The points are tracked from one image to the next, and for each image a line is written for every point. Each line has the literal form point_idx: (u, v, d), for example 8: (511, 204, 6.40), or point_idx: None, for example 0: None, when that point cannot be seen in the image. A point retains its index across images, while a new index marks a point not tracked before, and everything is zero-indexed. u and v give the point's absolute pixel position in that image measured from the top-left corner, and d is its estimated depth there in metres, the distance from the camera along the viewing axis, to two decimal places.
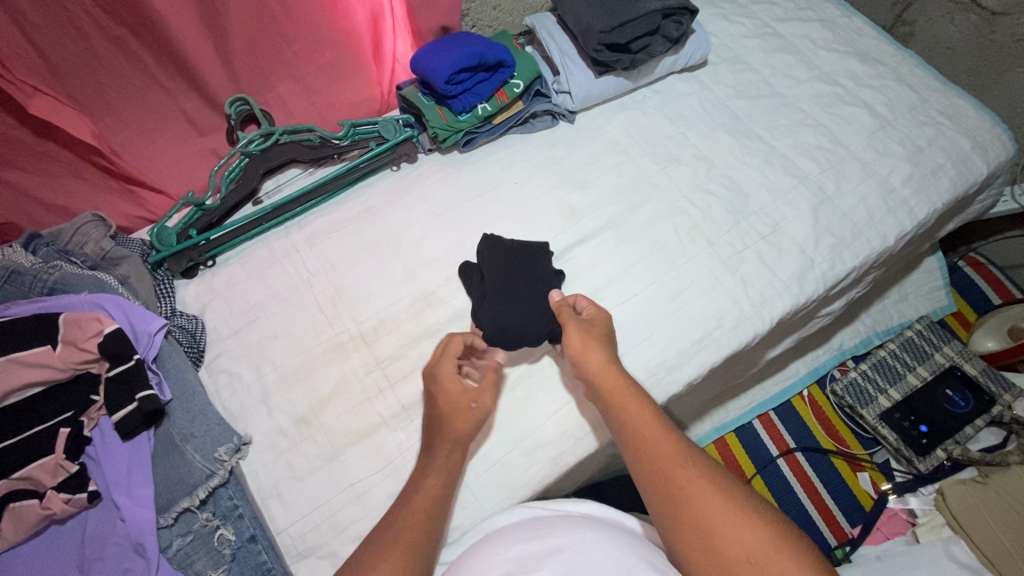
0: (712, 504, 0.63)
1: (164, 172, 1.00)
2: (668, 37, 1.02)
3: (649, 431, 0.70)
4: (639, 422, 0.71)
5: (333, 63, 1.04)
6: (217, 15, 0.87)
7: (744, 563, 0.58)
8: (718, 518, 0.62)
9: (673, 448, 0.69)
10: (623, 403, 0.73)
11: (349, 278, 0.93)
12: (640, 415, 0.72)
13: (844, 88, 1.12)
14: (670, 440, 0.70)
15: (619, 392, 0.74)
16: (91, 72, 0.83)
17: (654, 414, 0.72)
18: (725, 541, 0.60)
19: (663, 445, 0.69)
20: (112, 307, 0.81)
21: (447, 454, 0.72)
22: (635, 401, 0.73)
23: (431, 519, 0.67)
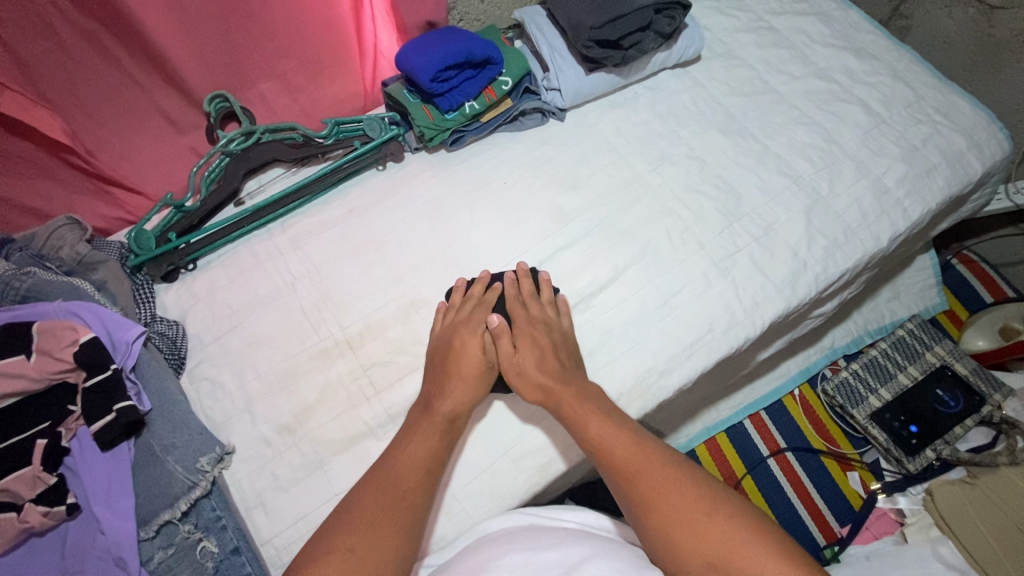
0: (665, 506, 0.64)
1: (142, 172, 0.97)
2: (660, 32, 0.99)
3: (605, 440, 0.71)
4: (595, 432, 0.72)
5: (315, 59, 1.01)
6: (190, 7, 0.83)
7: (700, 562, 0.60)
8: (679, 522, 0.63)
9: (633, 454, 0.70)
10: (577, 415, 0.74)
11: (333, 282, 0.91)
12: (595, 425, 0.72)
13: (840, 85, 1.10)
14: (625, 444, 0.71)
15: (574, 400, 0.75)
16: (62, 69, 0.80)
17: (609, 420, 0.73)
18: (686, 545, 0.61)
19: (620, 453, 0.70)
20: (88, 315, 0.79)
21: (430, 430, 0.74)
22: (588, 410, 0.74)
23: (408, 498, 0.68)
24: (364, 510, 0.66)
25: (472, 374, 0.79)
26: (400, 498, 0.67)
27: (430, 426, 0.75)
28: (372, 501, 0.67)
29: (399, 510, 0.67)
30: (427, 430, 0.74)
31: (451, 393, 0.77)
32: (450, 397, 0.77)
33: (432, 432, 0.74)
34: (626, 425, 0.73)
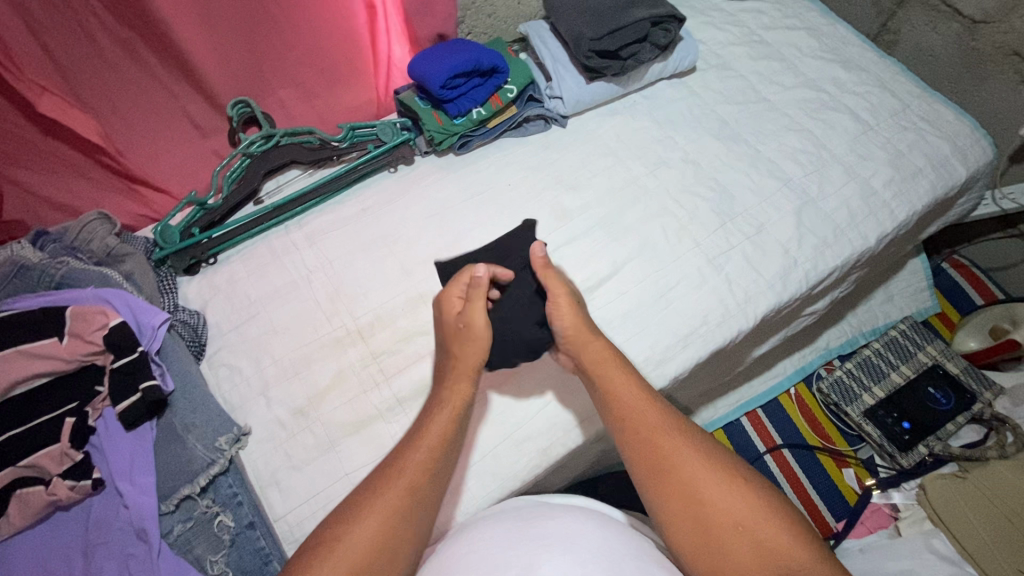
0: (700, 477, 0.66)
1: (167, 172, 1.03)
2: (656, 44, 1.05)
3: (642, 413, 0.71)
4: (627, 401, 0.72)
5: (332, 69, 1.07)
6: (217, 18, 0.90)
7: (734, 530, 0.63)
8: (707, 487, 0.65)
9: (659, 420, 0.70)
10: (611, 383, 0.74)
11: (347, 275, 0.96)
12: (626, 395, 0.73)
13: (829, 94, 1.15)
14: (659, 417, 0.71)
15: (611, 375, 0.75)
16: (99, 75, 0.87)
17: (644, 393, 0.73)
18: (713, 510, 0.64)
19: (650, 419, 0.70)
20: (117, 301, 0.84)
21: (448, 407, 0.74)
22: (622, 379, 0.74)
23: (432, 482, 0.68)
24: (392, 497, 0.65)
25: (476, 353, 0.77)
26: (421, 484, 0.67)
27: (445, 410, 0.74)
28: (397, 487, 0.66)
29: (423, 493, 0.67)
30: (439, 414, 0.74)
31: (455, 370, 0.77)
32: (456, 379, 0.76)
33: (450, 406, 0.74)
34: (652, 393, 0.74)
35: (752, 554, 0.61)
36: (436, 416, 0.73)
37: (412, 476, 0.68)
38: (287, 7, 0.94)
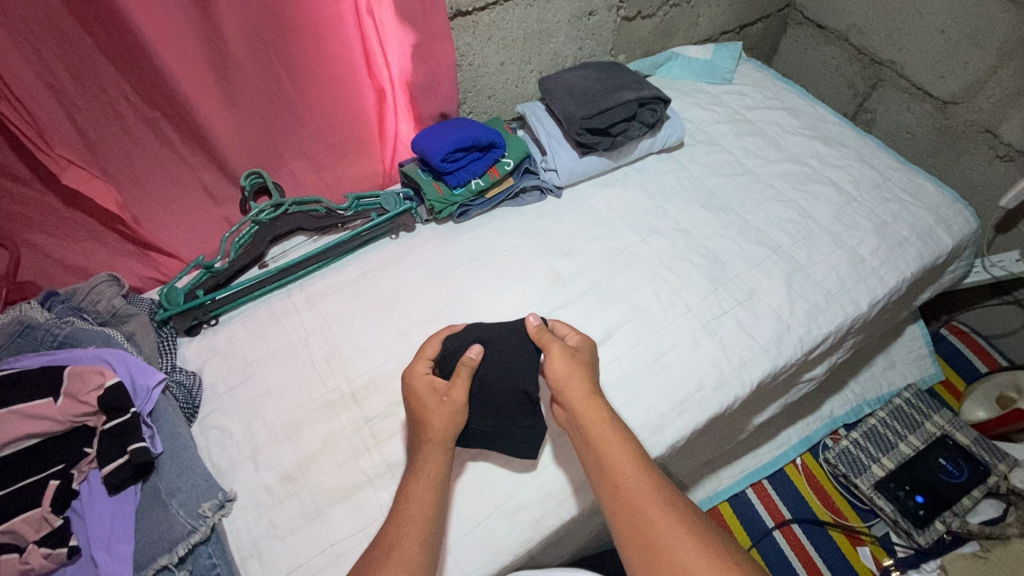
0: (692, 558, 0.61)
1: (178, 238, 1.08)
2: (645, 122, 1.09)
3: (629, 480, 0.69)
4: (614, 465, 0.70)
5: (342, 143, 1.13)
6: (237, 101, 0.98)
7: None
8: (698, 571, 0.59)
9: (649, 491, 0.67)
10: (603, 448, 0.72)
11: (344, 338, 0.97)
12: (615, 455, 0.71)
13: (812, 167, 1.21)
14: (645, 485, 0.68)
15: (601, 430, 0.73)
16: (123, 149, 0.94)
17: (631, 455, 0.71)
18: None
19: (635, 488, 0.68)
20: (115, 360, 0.84)
21: (423, 474, 0.72)
22: (620, 450, 0.72)
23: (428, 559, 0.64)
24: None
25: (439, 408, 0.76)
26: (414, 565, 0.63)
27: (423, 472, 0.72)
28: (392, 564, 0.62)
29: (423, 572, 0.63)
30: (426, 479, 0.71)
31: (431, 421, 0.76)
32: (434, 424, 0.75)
33: (425, 476, 0.72)
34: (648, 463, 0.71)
35: None
36: (412, 487, 0.71)
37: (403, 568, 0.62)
38: (303, 90, 1.02)
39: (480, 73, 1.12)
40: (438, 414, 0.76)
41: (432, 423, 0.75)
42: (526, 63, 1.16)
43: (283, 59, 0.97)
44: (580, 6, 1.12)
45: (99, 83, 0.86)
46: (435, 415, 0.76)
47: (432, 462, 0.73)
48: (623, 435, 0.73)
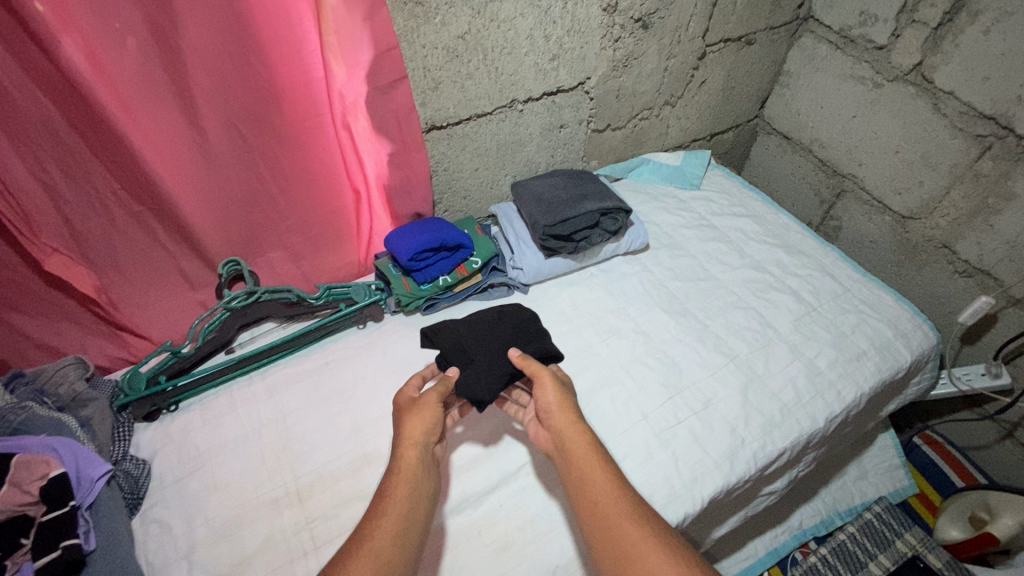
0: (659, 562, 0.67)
1: (151, 320, 1.11)
2: (607, 229, 1.16)
3: (601, 487, 0.77)
4: (588, 470, 0.79)
5: (320, 236, 1.18)
6: (220, 196, 1.04)
7: None
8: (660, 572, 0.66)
9: (614, 494, 0.76)
10: (579, 458, 0.81)
11: (297, 431, 0.98)
12: (589, 464, 0.80)
13: (773, 275, 1.24)
14: (609, 488, 0.77)
15: (582, 441, 0.83)
16: (108, 238, 1.00)
17: (605, 462, 0.80)
18: None
19: (601, 491, 0.77)
20: (64, 449, 0.86)
21: (402, 473, 0.79)
22: (588, 462, 0.80)
23: (401, 551, 0.70)
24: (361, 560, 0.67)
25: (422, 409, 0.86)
26: (380, 549, 0.69)
27: (400, 472, 0.79)
28: (364, 551, 0.69)
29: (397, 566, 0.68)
30: (405, 474, 0.79)
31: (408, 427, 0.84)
32: (410, 429, 0.83)
33: (401, 473, 0.79)
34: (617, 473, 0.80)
35: None
36: (392, 484, 0.77)
37: (381, 556, 0.69)
38: (285, 188, 1.09)
39: (455, 176, 1.19)
40: (415, 413, 0.85)
41: (408, 427, 0.83)
42: (500, 168, 1.23)
43: (267, 161, 1.04)
44: (550, 120, 1.20)
45: (91, 181, 0.93)
46: (415, 414, 0.85)
47: (405, 461, 0.80)
48: (597, 450, 0.82)
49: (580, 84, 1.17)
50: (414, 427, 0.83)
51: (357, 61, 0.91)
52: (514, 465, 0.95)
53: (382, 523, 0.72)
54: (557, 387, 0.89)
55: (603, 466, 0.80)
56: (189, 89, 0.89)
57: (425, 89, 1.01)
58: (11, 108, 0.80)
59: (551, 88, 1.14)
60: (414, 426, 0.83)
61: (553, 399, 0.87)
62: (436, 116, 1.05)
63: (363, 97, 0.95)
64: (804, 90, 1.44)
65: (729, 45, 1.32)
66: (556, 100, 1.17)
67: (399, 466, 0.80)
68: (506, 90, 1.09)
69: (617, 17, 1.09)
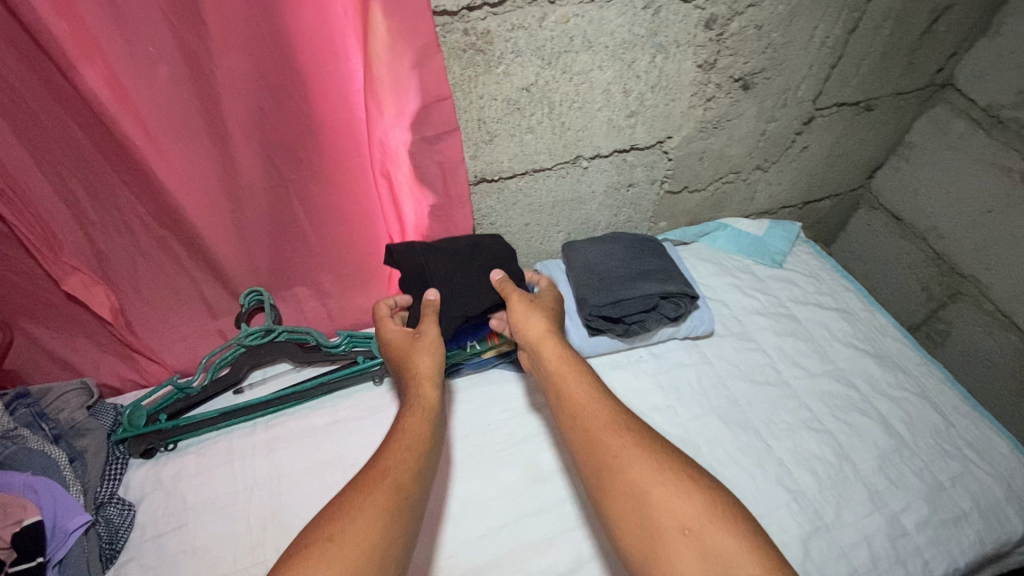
0: (646, 471, 0.70)
1: (167, 344, 1.06)
2: (666, 315, 1.00)
3: (584, 403, 0.80)
4: (569, 385, 0.82)
5: (349, 274, 1.09)
6: (246, 227, 0.96)
7: (679, 531, 0.64)
8: (652, 486, 0.69)
9: (600, 414, 0.78)
10: (558, 370, 0.84)
11: (289, 498, 0.90)
12: (573, 383, 0.82)
13: (860, 392, 1.04)
14: (590, 400, 0.80)
15: (561, 359, 0.86)
16: (129, 259, 0.94)
17: (585, 375, 0.84)
18: (662, 511, 0.66)
19: (584, 404, 0.80)
20: (44, 492, 0.81)
21: (413, 409, 0.81)
22: (568, 377, 0.83)
23: (418, 483, 0.72)
24: (380, 491, 0.68)
25: (424, 339, 0.87)
26: (403, 482, 0.71)
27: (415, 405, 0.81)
28: (384, 483, 0.70)
29: (410, 495, 0.70)
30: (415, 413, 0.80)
31: (417, 359, 0.86)
32: (421, 361, 0.85)
33: (419, 409, 0.81)
34: (601, 387, 0.83)
35: (694, 558, 0.62)
36: (408, 420, 0.79)
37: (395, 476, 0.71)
38: (317, 224, 0.99)
39: (502, 231, 1.06)
40: (421, 350, 0.87)
41: (420, 361, 0.85)
42: (554, 224, 1.10)
43: (301, 197, 0.95)
44: (618, 179, 1.05)
45: (115, 202, 0.87)
46: (421, 351, 0.86)
47: (424, 396, 0.82)
48: (577, 363, 0.85)
49: (660, 143, 1.01)
50: (423, 364, 0.85)
51: (404, 107, 0.79)
52: (529, 501, 0.90)
53: (395, 458, 0.73)
54: (530, 304, 0.91)
55: (585, 381, 0.83)
56: (221, 119, 0.81)
57: (479, 141, 0.89)
58: (36, 127, 0.75)
59: (623, 146, 0.99)
60: (421, 363, 0.85)
61: (528, 316, 0.89)
62: (488, 170, 0.93)
63: (405, 146, 0.83)
64: (928, 167, 1.22)
65: (843, 110, 1.12)
66: (628, 159, 1.02)
67: (411, 401, 0.82)
68: (571, 146, 0.95)
69: (713, 75, 0.93)
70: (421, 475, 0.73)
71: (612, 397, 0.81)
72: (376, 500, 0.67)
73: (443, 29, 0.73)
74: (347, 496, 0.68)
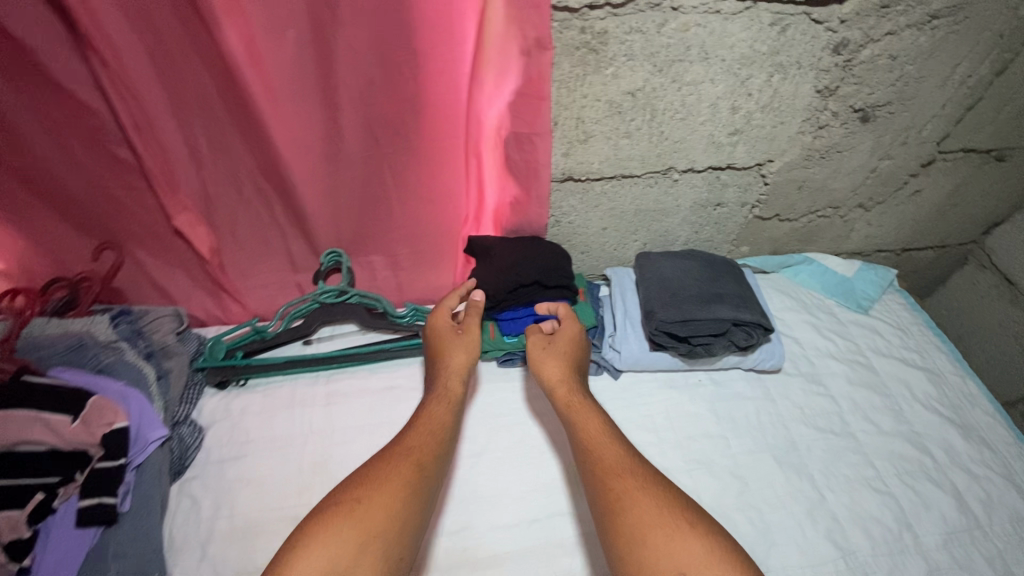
0: (650, 513, 0.71)
1: (250, 289, 1.13)
2: (735, 343, 0.97)
3: (599, 446, 0.81)
4: (592, 431, 0.83)
5: (423, 251, 1.12)
6: (339, 194, 1.01)
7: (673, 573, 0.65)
8: (652, 528, 0.70)
9: (617, 457, 0.79)
10: (578, 415, 0.86)
11: (339, 451, 0.95)
12: (592, 423, 0.84)
13: (934, 461, 0.97)
14: (609, 446, 0.81)
15: (579, 402, 0.88)
16: (231, 207, 1.01)
17: (607, 424, 0.84)
18: (661, 552, 0.67)
19: (603, 450, 0.80)
20: (134, 402, 0.90)
21: (438, 399, 0.88)
22: (584, 411, 0.86)
23: (430, 465, 0.78)
24: (399, 467, 0.76)
25: (453, 338, 0.95)
26: (423, 460, 0.78)
27: (439, 395, 0.89)
28: (404, 461, 0.77)
29: (424, 474, 0.77)
30: (439, 403, 0.87)
31: (448, 355, 0.93)
32: (452, 359, 0.93)
33: (444, 400, 0.88)
34: (619, 435, 0.84)
35: None
36: (432, 407, 0.87)
37: (403, 476, 0.75)
38: (403, 200, 1.03)
39: (578, 232, 1.05)
40: (456, 346, 0.94)
41: (452, 356, 0.93)
42: (632, 233, 1.08)
43: (393, 172, 0.98)
44: (707, 197, 1.02)
45: (229, 152, 0.94)
46: (454, 348, 0.94)
47: (449, 387, 0.90)
48: (599, 411, 0.86)
49: (758, 166, 0.97)
50: (455, 360, 0.92)
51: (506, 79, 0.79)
52: (556, 500, 0.90)
53: (415, 440, 0.81)
54: (551, 350, 0.94)
55: (600, 416, 0.86)
56: (335, 90, 0.85)
57: (573, 140, 0.88)
58: (174, 73, 0.83)
59: (719, 163, 0.95)
60: (458, 358, 0.92)
61: (549, 360, 0.92)
62: (575, 169, 0.93)
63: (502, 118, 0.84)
64: None
65: (970, 157, 1.03)
66: (722, 177, 0.98)
67: (438, 390, 0.89)
68: (666, 156, 0.93)
69: (831, 102, 0.88)
70: (432, 461, 0.79)
71: (632, 447, 0.82)
72: (392, 477, 0.74)
73: (561, 25, 0.74)
74: (364, 477, 0.74)
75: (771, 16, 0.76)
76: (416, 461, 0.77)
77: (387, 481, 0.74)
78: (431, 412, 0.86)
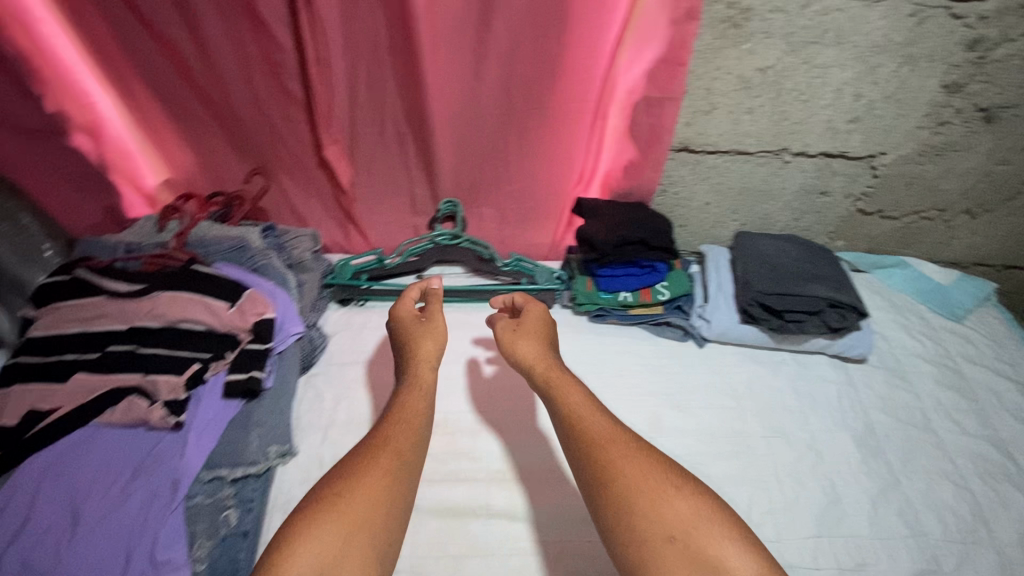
0: (643, 480, 0.66)
1: (372, 225, 1.27)
2: (827, 323, 1.01)
3: (586, 413, 0.74)
4: (575, 407, 0.75)
5: (529, 211, 1.21)
6: (467, 147, 1.11)
7: (666, 541, 0.61)
8: (642, 498, 0.65)
9: (602, 429, 0.72)
10: (559, 385, 0.78)
11: (445, 369, 1.06)
12: (573, 394, 0.76)
13: (1019, 467, 0.97)
14: (594, 417, 0.74)
15: (558, 371, 0.80)
16: (371, 147, 1.14)
17: (590, 399, 0.76)
18: (657, 517, 0.63)
19: (591, 420, 0.73)
20: (280, 300, 1.05)
21: (410, 390, 0.79)
22: (569, 386, 0.78)
23: (411, 461, 0.71)
24: (380, 459, 0.69)
25: (418, 330, 0.86)
26: (404, 451, 0.71)
27: (411, 389, 0.79)
28: (387, 451, 0.70)
29: (405, 474, 0.69)
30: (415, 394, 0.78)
31: (419, 343, 0.84)
32: (421, 348, 0.84)
33: (416, 386, 0.79)
34: (604, 407, 0.76)
35: (679, 564, 0.59)
36: (408, 396, 0.78)
37: (382, 467, 0.68)
38: (522, 158, 1.12)
39: (682, 205, 1.12)
40: (424, 334, 0.86)
41: (421, 343, 0.84)
42: (731, 212, 1.13)
43: (520, 131, 1.07)
44: (814, 183, 1.06)
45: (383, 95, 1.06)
46: (425, 336, 0.85)
47: (423, 374, 0.81)
48: (576, 379, 0.79)
49: (869, 157, 1.02)
50: (424, 349, 0.84)
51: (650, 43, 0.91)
52: None
53: (395, 429, 0.73)
54: (518, 330, 0.87)
55: (583, 391, 0.77)
56: (486, 44, 0.95)
57: (698, 110, 0.98)
58: (357, 15, 0.96)
59: (832, 150, 1.01)
60: (426, 345, 0.84)
61: (518, 338, 0.86)
62: (693, 140, 1.01)
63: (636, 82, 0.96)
64: None
65: None
66: (832, 164, 1.03)
67: (414, 380, 0.80)
68: (782, 137, 1.00)
69: (955, 98, 0.93)
70: (415, 452, 0.72)
71: (620, 420, 0.74)
72: (367, 475, 0.66)
73: None
74: (337, 472, 0.67)
75: (911, 7, 0.82)
76: (394, 452, 0.70)
77: (362, 477, 0.66)
78: (405, 404, 0.77)
